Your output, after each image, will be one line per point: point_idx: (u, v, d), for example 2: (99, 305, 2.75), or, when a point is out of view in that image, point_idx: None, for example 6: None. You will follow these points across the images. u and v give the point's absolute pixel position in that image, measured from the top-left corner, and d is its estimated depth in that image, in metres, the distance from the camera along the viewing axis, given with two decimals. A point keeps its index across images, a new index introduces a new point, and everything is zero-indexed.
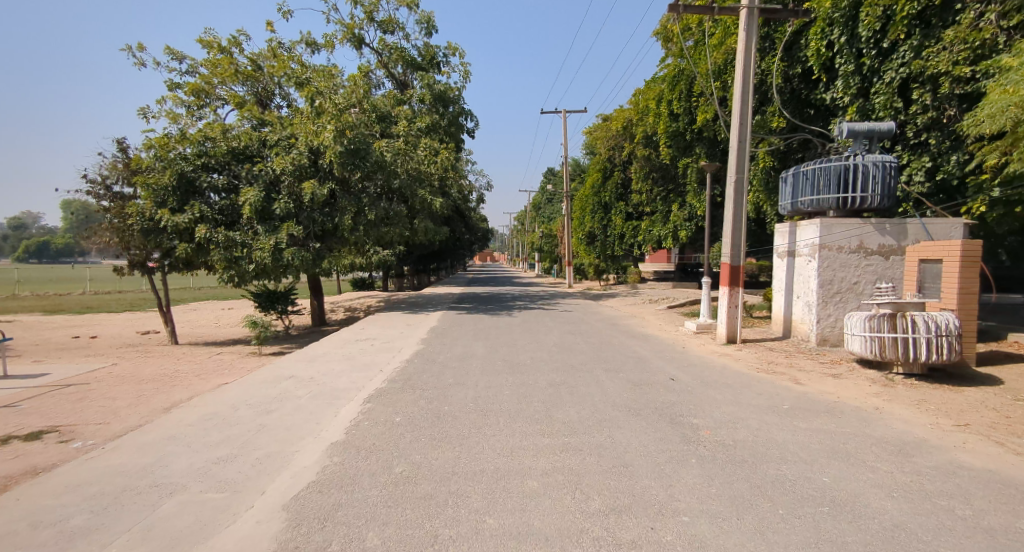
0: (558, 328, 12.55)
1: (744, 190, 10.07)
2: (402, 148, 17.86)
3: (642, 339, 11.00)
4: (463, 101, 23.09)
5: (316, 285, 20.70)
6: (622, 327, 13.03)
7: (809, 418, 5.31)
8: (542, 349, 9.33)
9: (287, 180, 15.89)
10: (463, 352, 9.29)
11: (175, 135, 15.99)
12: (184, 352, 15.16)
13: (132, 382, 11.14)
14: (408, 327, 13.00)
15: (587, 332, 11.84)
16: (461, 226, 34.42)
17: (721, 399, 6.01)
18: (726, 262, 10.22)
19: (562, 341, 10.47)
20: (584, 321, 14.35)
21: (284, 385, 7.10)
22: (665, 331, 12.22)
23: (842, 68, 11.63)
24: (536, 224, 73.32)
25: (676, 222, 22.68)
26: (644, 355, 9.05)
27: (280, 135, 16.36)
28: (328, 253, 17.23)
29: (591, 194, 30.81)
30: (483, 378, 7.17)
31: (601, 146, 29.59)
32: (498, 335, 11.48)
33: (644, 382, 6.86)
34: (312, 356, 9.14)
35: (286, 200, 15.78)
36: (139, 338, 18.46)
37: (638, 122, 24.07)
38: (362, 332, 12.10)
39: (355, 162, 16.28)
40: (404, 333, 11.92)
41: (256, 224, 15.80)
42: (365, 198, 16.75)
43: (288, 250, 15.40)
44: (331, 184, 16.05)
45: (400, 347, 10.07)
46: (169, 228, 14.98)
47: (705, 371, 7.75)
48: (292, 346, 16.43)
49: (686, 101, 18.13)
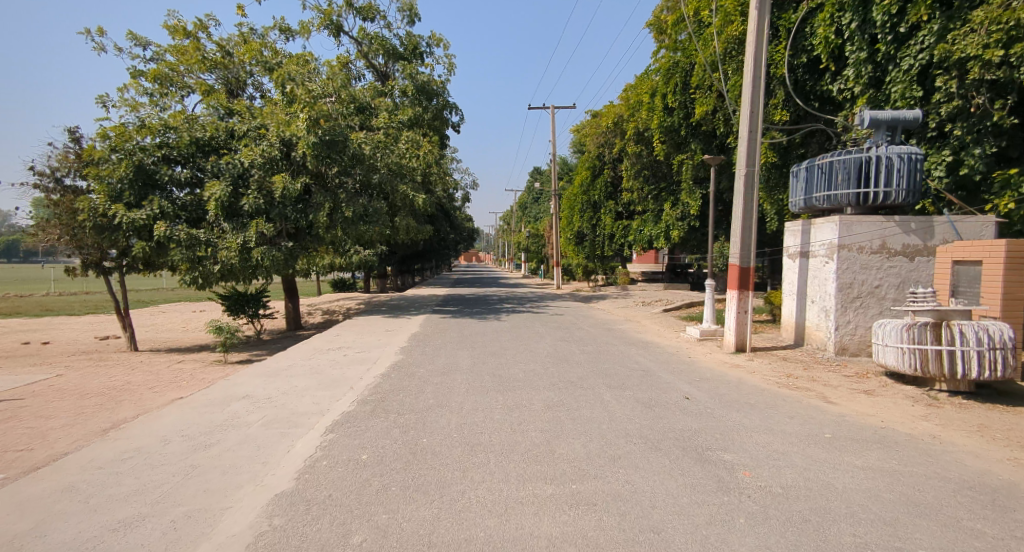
0: (550, 334, 11.63)
1: (753, 186, 9.15)
2: (382, 141, 16.81)
3: (641, 347, 10.11)
4: (447, 94, 22.04)
5: (291, 286, 19.51)
6: (618, 333, 12.13)
7: (862, 452, 4.41)
8: (534, 361, 8.37)
9: (257, 174, 14.76)
10: (447, 363, 8.31)
11: (133, 124, 14.80)
12: (141, 361, 13.95)
13: (74, 397, 9.98)
14: (387, 334, 11.97)
15: (581, 339, 10.93)
16: (446, 225, 33.40)
17: (750, 426, 5.10)
18: (734, 263, 9.35)
19: (556, 350, 9.54)
20: (576, 326, 13.43)
21: (234, 408, 6.07)
22: (665, 337, 11.35)
23: (854, 56, 10.82)
24: (523, 224, 72.51)
25: (669, 221, 21.93)
26: (648, 366, 8.15)
27: (249, 125, 15.31)
28: (302, 253, 16.15)
29: (580, 193, 29.98)
30: (470, 398, 6.20)
31: (589, 143, 28.84)
32: (484, 343, 10.50)
33: (655, 403, 5.93)
34: (274, 369, 8.10)
35: (255, 196, 14.64)
36: (97, 344, 17.19)
37: (629, 118, 23.28)
38: (335, 339, 11.07)
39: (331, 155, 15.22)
40: (382, 341, 10.90)
41: (223, 221, 14.70)
42: (342, 194, 15.68)
43: (257, 249, 14.35)
44: (305, 179, 15.05)
45: (376, 357, 9.05)
46: (124, 224, 13.77)
47: (719, 387, 6.86)
48: (261, 352, 15.30)
49: (681, 95, 17.41)
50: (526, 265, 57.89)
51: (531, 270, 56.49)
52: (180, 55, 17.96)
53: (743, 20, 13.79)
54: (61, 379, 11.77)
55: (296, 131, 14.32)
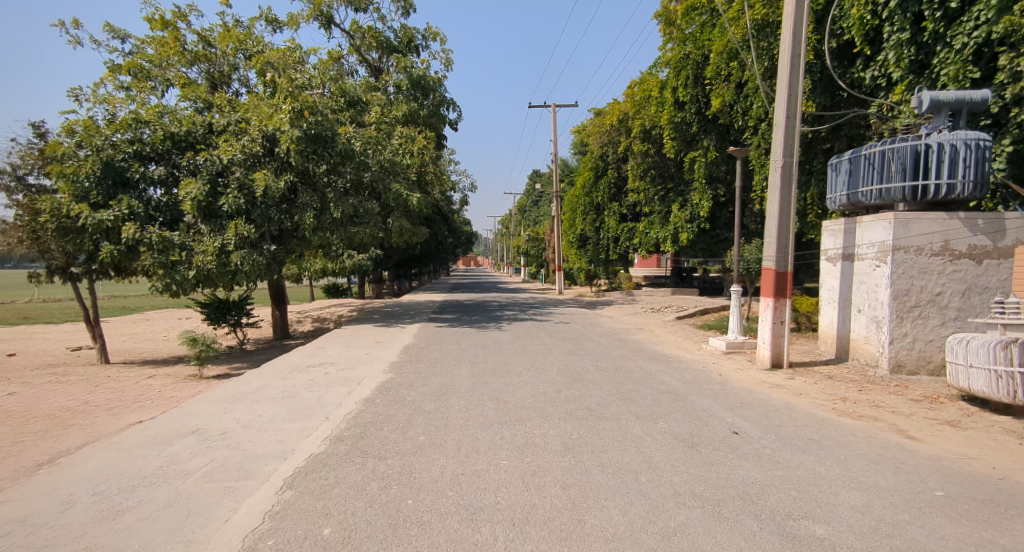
0: (557, 347, 10.50)
1: (791, 180, 7.94)
2: (374, 137, 15.70)
3: (662, 362, 8.95)
4: (443, 89, 20.92)
5: (279, 292, 18.33)
6: (633, 344, 10.98)
7: (999, 523, 3.25)
8: (543, 381, 7.23)
9: (237, 171, 13.63)
10: (442, 384, 7.14)
11: (103, 118, 13.72)
12: (109, 376, 12.77)
13: (20, 422, 8.81)
14: (376, 347, 10.82)
15: (593, 353, 9.78)
16: (443, 228, 32.27)
17: (830, 478, 3.94)
18: (769, 268, 8.18)
19: (566, 366, 8.40)
20: (584, 336, 12.26)
21: (177, 447, 4.91)
22: (686, 350, 10.20)
23: (893, 37, 9.64)
24: (522, 228, 71.46)
25: (677, 223, 21.10)
26: (677, 388, 6.99)
27: (229, 119, 14.19)
28: (287, 257, 14.99)
29: (582, 195, 28.92)
30: (469, 434, 5.04)
31: (593, 142, 27.78)
32: (484, 357, 9.33)
33: (698, 442, 4.78)
34: (239, 393, 6.92)
35: (235, 195, 13.52)
36: (67, 356, 16.02)
37: (636, 114, 22.25)
38: (318, 353, 9.93)
39: (317, 151, 14.10)
40: (371, 355, 9.74)
41: (200, 223, 13.58)
42: (330, 194, 14.56)
43: (236, 253, 13.17)
44: (290, 177, 13.93)
45: (361, 376, 7.88)
46: (90, 227, 12.62)
47: (767, 415, 5.72)
48: (242, 364, 14.13)
49: (693, 89, 16.29)
50: (526, 269, 56.84)
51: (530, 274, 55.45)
52: (158, 47, 16.79)
53: (765, 3, 12.59)
54: (14, 397, 10.61)
55: (280, 125, 13.13)
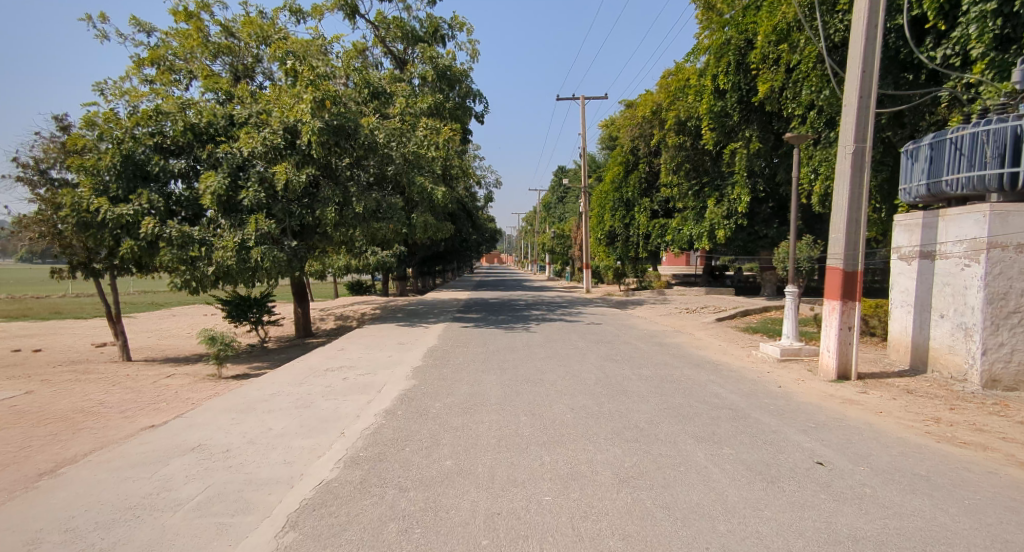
0: (591, 351, 9.74)
1: (864, 167, 6.95)
2: (398, 129, 15.14)
3: (710, 370, 8.12)
4: (470, 80, 20.26)
5: (301, 290, 17.95)
6: (673, 350, 10.14)
7: None
8: (581, 392, 6.49)
9: (258, 164, 13.21)
10: (470, 394, 6.45)
11: (123, 110, 13.41)
12: (128, 374, 12.47)
13: (30, 424, 8.44)
14: (399, 349, 10.21)
15: (631, 359, 8.99)
16: (468, 225, 31.75)
17: (963, 533, 3.11)
18: (835, 268, 7.25)
19: (605, 374, 7.64)
20: (619, 339, 11.46)
21: (173, 467, 4.32)
22: (734, 357, 9.33)
23: (975, 9, 8.58)
24: (547, 226, 70.64)
25: (713, 220, 20.52)
26: (734, 402, 6.18)
27: (250, 111, 13.77)
28: (308, 253, 14.55)
29: (611, 190, 28.04)
30: (503, 459, 4.35)
31: (623, 136, 26.86)
32: (515, 362, 8.63)
33: (778, 476, 3.98)
34: (250, 402, 6.34)
35: (255, 189, 13.10)
36: (91, 353, 15.87)
37: (671, 105, 21.41)
38: (338, 355, 9.37)
39: (339, 143, 13.58)
40: (393, 359, 9.12)
41: (220, 218, 13.20)
42: (352, 187, 14.08)
43: (256, 249, 12.73)
44: (312, 170, 13.45)
45: (382, 383, 7.25)
46: (110, 221, 12.31)
47: (850, 439, 4.88)
48: (262, 364, 13.72)
49: (735, 76, 15.35)
50: (552, 267, 56.06)
51: (556, 271, 54.69)
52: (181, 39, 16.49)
53: None
54: (30, 397, 10.32)
55: (301, 115, 12.60)
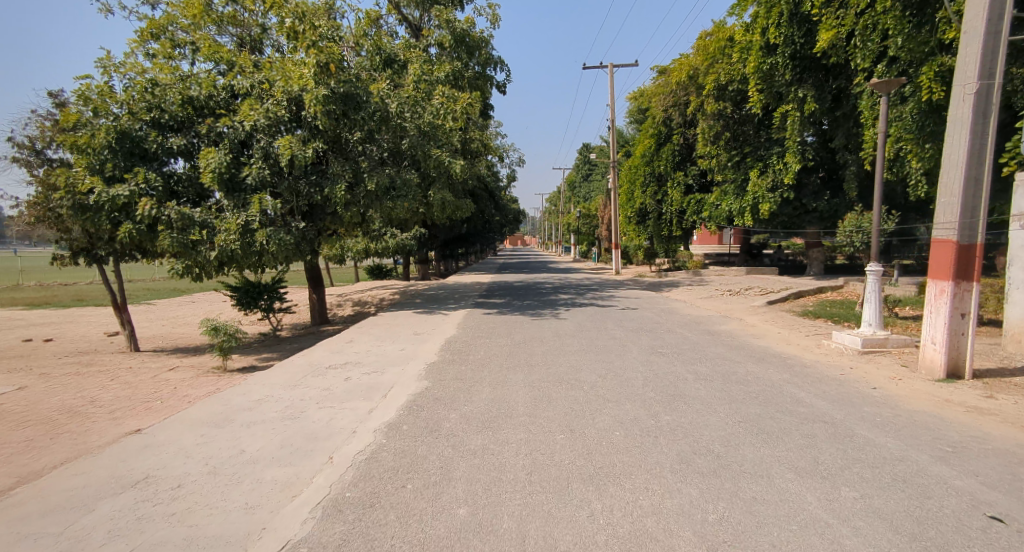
0: (632, 342, 8.47)
1: (989, 112, 5.49)
2: (412, 97, 13.90)
3: (779, 366, 6.77)
4: (490, 46, 18.84)
5: (316, 275, 17.04)
6: (726, 340, 8.80)
7: None
8: (629, 400, 5.25)
9: (262, 139, 12.17)
10: (491, 402, 5.27)
11: (118, 83, 12.44)
12: (131, 367, 11.67)
13: (7, 429, 7.57)
14: (413, 340, 9.14)
15: (680, 352, 7.70)
16: (490, 205, 30.60)
17: None
18: (948, 242, 5.80)
19: (652, 373, 6.37)
20: (660, 326, 10.15)
21: (97, 514, 3.23)
22: (801, 348, 7.94)
23: None
24: (571, 205, 68.94)
25: (757, 192, 19.25)
26: (826, 411, 4.86)
27: (252, 80, 12.67)
28: (319, 236, 13.56)
29: (642, 163, 26.58)
30: (536, 509, 3.15)
31: (654, 106, 25.22)
32: (545, 357, 7.43)
33: (946, 545, 2.68)
34: (229, 411, 5.27)
35: (259, 165, 12.05)
36: (101, 342, 15.22)
37: (709, 69, 20.45)
38: (343, 349, 8.30)
39: (346, 114, 12.48)
40: (405, 354, 8.00)
41: (223, 198, 12.22)
42: (363, 162, 13.04)
43: (261, 231, 11.74)
44: (318, 144, 12.40)
45: (387, 387, 6.12)
46: (105, 203, 11.39)
47: (1013, 472, 3.53)
48: (272, 354, 12.82)
49: (788, 28, 13.99)
50: (578, 247, 54.50)
51: (582, 252, 53.16)
52: (185, 9, 15.43)
53: None
54: (21, 393, 9.55)
55: (304, 82, 11.48)
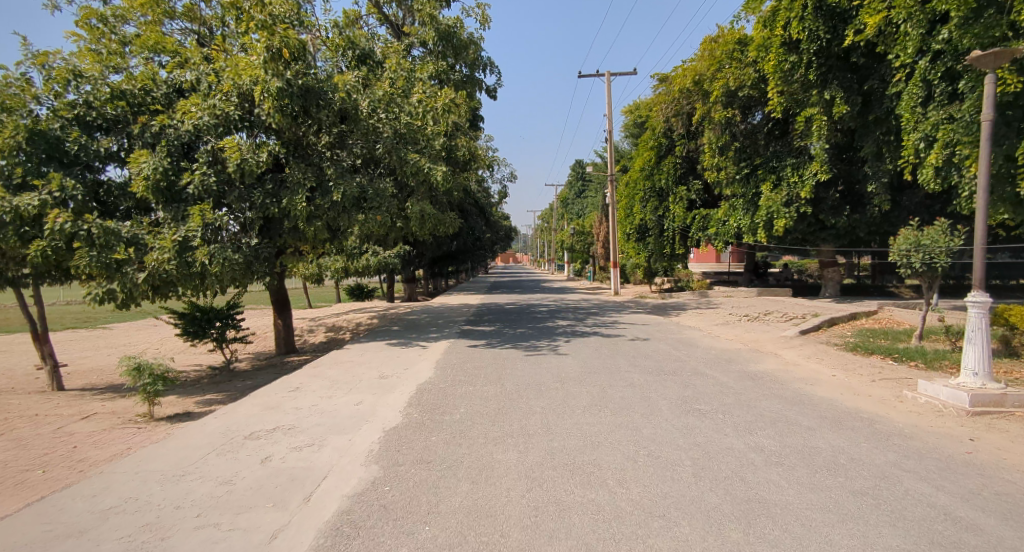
0: (657, 392, 6.56)
1: None
2: (387, 94, 12.15)
3: (870, 437, 4.88)
4: (479, 46, 17.22)
5: (281, 298, 15.06)
6: (773, 388, 6.94)
7: None
8: (684, 516, 3.33)
9: (209, 140, 10.30)
10: (467, 524, 3.32)
11: (36, 74, 10.44)
12: (36, 413, 9.51)
13: None
14: (376, 389, 7.16)
15: (725, 409, 5.82)
16: (479, 221, 28.77)
17: None
18: None
19: (701, 451, 4.46)
20: (684, 366, 8.28)
21: None
22: (878, 403, 6.09)
23: None
24: (564, 222, 67.44)
25: (771, 207, 17.68)
26: (1012, 542, 2.97)
27: (198, 72, 10.79)
28: (277, 254, 11.61)
29: (641, 177, 24.99)
30: None
31: (655, 116, 23.76)
32: (543, 418, 5.51)
33: None
34: (45, 535, 3.26)
35: (203, 170, 10.16)
36: (24, 379, 12.98)
37: (717, 73, 19.05)
38: (281, 405, 6.32)
39: (307, 112, 10.71)
40: (359, 412, 6.05)
41: (160, 210, 10.25)
42: (328, 168, 11.25)
43: (202, 249, 9.78)
44: (274, 147, 10.61)
45: (319, 478, 4.16)
46: (9, 216, 9.34)
47: None
48: (216, 394, 10.75)
49: (813, 22, 12.70)
50: (571, 265, 52.73)
51: (576, 270, 51.48)
52: None
53: None
54: None
55: (255, 71, 9.65)
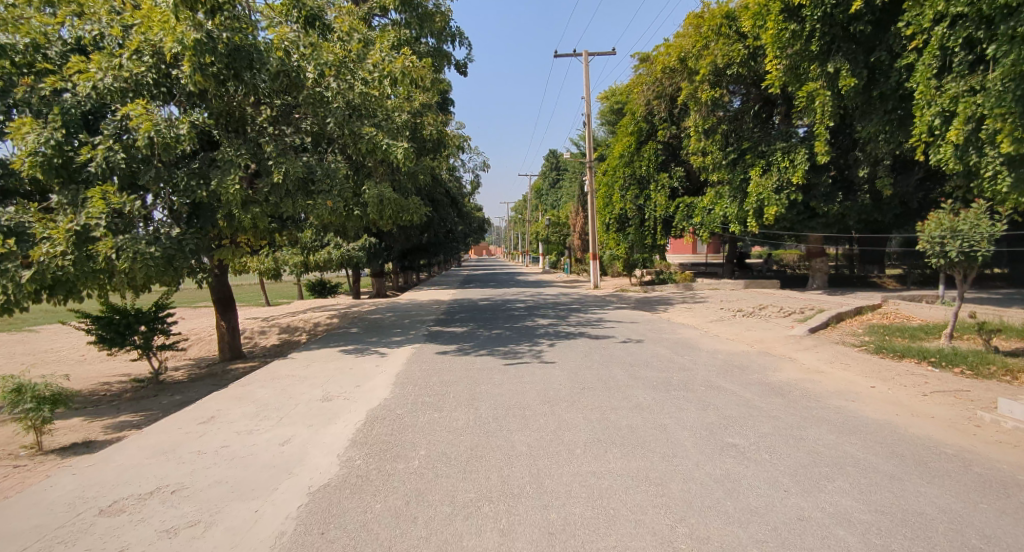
0: (672, 419, 5.17)
1: None
2: (337, 59, 10.43)
3: (981, 489, 3.56)
4: (447, 15, 15.50)
5: (224, 297, 13.27)
6: (810, 406, 5.64)
7: None
8: None
9: (116, 108, 8.49)
10: None
11: None
12: None
13: None
14: (314, 419, 5.58)
15: (767, 445, 4.45)
16: (450, 212, 27.07)
17: None
18: None
19: (766, 529, 3.05)
20: (693, 378, 6.92)
21: None
22: (951, 428, 4.81)
23: None
24: (538, 213, 66.05)
25: (763, 193, 16.58)
26: None
27: (104, 28, 8.93)
28: (206, 247, 9.84)
29: (621, 164, 23.68)
30: None
31: (635, 99, 22.44)
32: (533, 469, 4.02)
33: None
34: None
35: (108, 143, 8.34)
36: None
37: (703, 49, 17.77)
38: (176, 449, 4.70)
39: (236, 75, 8.97)
40: (282, 459, 4.47)
41: (56, 194, 8.39)
42: (268, 144, 9.54)
43: (106, 241, 7.99)
44: (199, 117, 8.85)
45: None
46: None
47: None
48: (132, 415, 8.95)
49: None
50: (547, 256, 51.43)
51: (552, 262, 50.24)
52: None
53: None
54: None
55: (168, 21, 7.90)
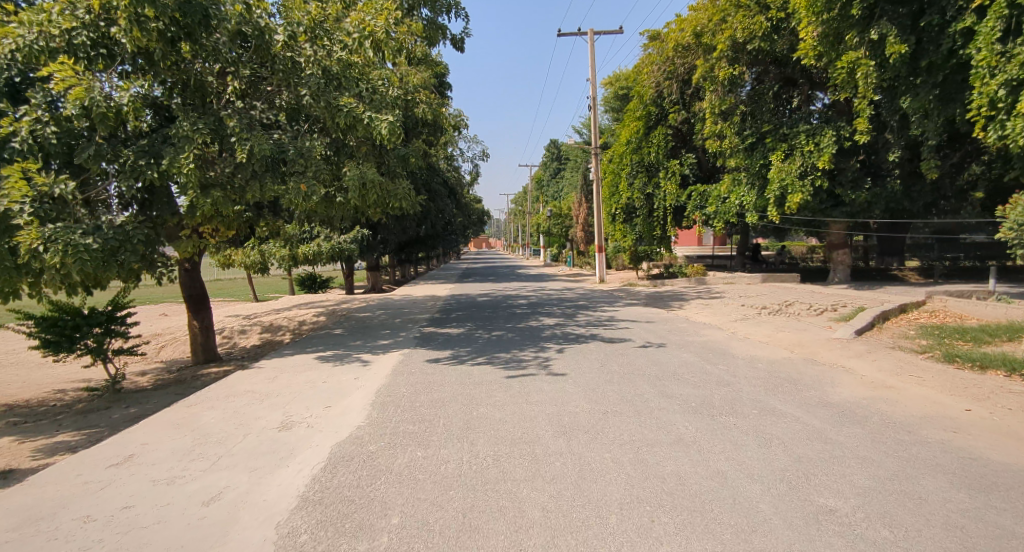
0: (732, 465, 3.86)
1: None
2: (310, 20, 9.04)
3: None
4: None
5: (195, 294, 11.96)
6: (903, 441, 4.34)
7: None
8: None
9: (44, 72, 7.12)
10: None
11: None
12: None
13: None
14: (260, 460, 4.27)
15: (880, 511, 3.15)
16: (448, 202, 25.70)
17: None
18: None
19: None
20: (739, 397, 5.64)
21: None
22: None
23: None
24: (538, 204, 64.59)
25: (786, 179, 15.20)
26: None
27: None
28: (160, 238, 8.49)
29: (627, 151, 22.28)
30: None
31: (642, 81, 20.95)
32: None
33: None
34: None
35: (33, 114, 6.98)
36: None
37: (721, 22, 16.33)
38: (57, 514, 3.40)
39: (189, 34, 7.61)
40: (196, 532, 3.17)
41: None
42: (230, 117, 8.19)
43: (30, 231, 6.67)
44: (146, 85, 7.49)
45: None
46: None
47: None
48: (72, 434, 7.66)
49: None
50: (548, 248, 50.07)
51: (552, 255, 48.91)
52: None
53: None
54: None
55: None
